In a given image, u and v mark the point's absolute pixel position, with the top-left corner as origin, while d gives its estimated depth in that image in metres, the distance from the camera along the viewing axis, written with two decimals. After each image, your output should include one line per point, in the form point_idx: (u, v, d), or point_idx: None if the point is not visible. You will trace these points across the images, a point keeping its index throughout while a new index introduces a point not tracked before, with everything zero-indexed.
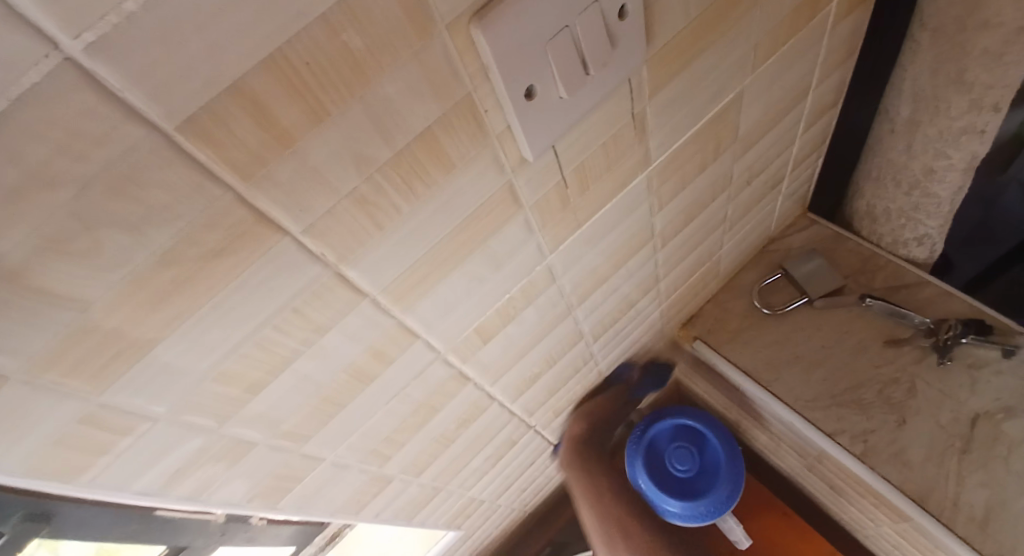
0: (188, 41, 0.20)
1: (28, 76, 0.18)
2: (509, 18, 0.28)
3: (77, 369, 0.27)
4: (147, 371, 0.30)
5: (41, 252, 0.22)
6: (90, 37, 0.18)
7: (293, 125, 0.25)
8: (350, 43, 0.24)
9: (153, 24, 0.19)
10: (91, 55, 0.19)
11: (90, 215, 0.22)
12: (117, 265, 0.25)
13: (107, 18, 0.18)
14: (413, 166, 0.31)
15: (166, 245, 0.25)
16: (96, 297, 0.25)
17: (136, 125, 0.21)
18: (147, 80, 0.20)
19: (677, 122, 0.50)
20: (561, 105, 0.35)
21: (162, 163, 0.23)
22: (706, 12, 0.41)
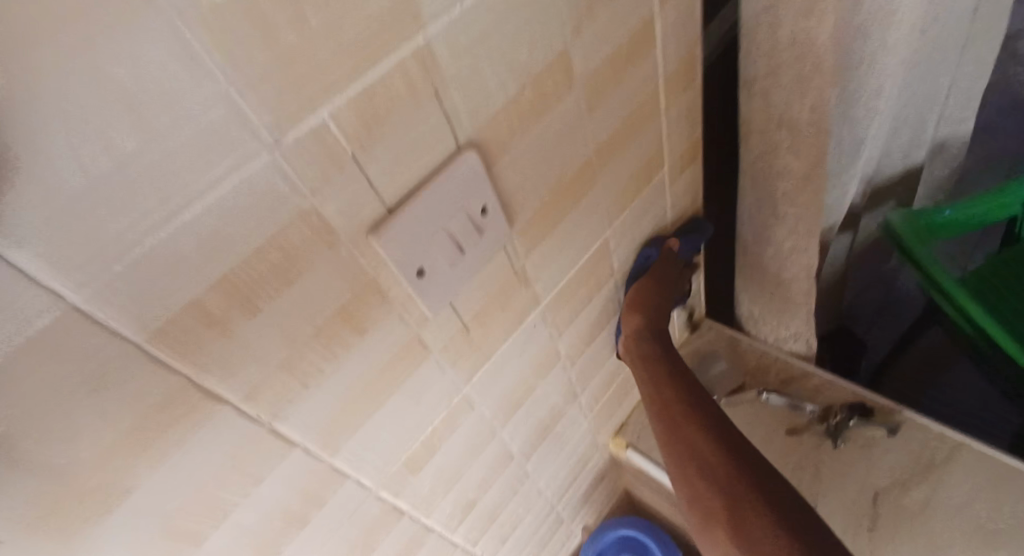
0: (156, 280, 0.29)
1: (40, 320, 0.26)
2: (397, 228, 0.38)
3: (60, 527, 0.32)
4: (113, 526, 0.35)
5: (41, 438, 0.29)
6: (88, 289, 0.27)
7: (232, 321, 0.33)
8: (273, 259, 0.33)
9: (132, 276, 0.28)
10: (89, 301, 0.27)
11: (78, 408, 0.29)
12: (94, 442, 0.31)
13: (101, 277, 0.27)
14: (332, 335, 0.40)
15: (133, 420, 0.32)
16: (83, 467, 0.32)
17: (116, 340, 0.29)
18: (126, 309, 0.29)
19: (558, 267, 0.62)
20: (449, 275, 0.45)
21: (131, 364, 0.30)
22: (560, 188, 0.53)
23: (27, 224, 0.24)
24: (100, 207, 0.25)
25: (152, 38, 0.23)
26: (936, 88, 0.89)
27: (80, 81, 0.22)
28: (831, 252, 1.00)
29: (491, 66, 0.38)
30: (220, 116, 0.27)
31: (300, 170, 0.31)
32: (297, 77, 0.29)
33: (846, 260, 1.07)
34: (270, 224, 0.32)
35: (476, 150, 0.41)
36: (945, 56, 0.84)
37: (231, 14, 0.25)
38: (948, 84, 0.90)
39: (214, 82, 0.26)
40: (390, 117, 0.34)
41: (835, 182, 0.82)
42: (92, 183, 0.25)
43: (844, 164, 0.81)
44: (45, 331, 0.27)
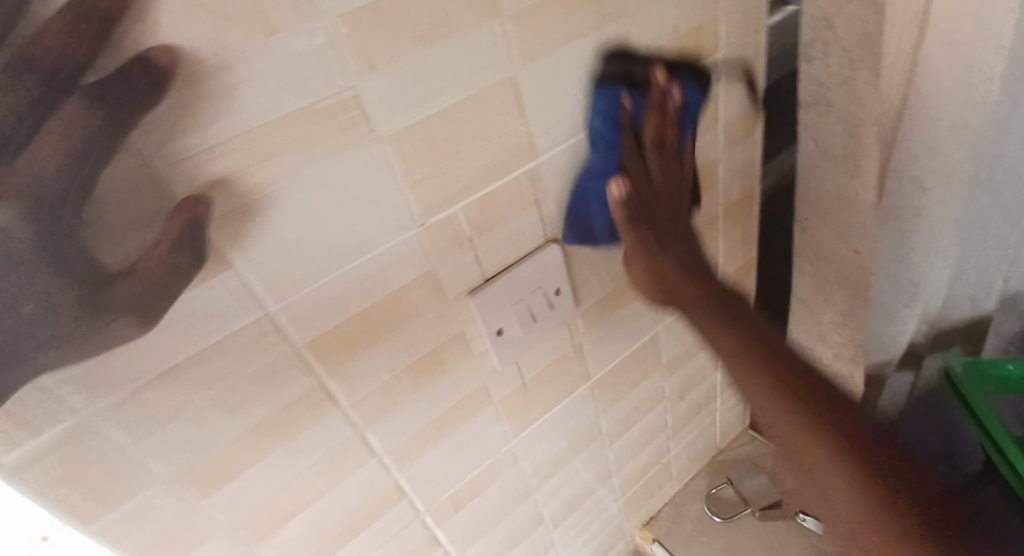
0: (325, 304, 0.38)
1: (245, 318, 0.35)
2: (490, 292, 0.48)
3: (200, 479, 0.40)
4: (236, 486, 0.42)
5: (212, 404, 0.37)
6: (282, 303, 0.36)
7: (359, 343, 0.42)
8: (398, 299, 0.43)
9: (311, 299, 0.37)
10: (280, 312, 0.36)
11: (242, 387, 0.38)
12: (243, 414, 0.39)
13: (293, 297, 0.36)
14: (422, 370, 0.49)
15: (277, 405, 0.40)
16: (228, 433, 0.39)
17: (284, 341, 0.38)
18: (300, 322, 0.38)
19: (610, 349, 0.70)
20: (520, 338, 0.54)
21: (285, 365, 0.39)
22: (621, 283, 0.63)
23: (260, 259, 0.33)
24: (299, 260, 0.35)
25: (363, 153, 0.34)
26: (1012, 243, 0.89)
27: (315, 171, 0.33)
28: (891, 386, 1.03)
29: None
30: (389, 205, 0.37)
31: (429, 246, 0.42)
32: (444, 184, 0.40)
33: (907, 398, 1.09)
34: (400, 280, 0.42)
35: (558, 245, 0.52)
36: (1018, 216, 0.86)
37: (413, 143, 0.36)
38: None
39: (392, 183, 0.36)
40: (500, 215, 0.45)
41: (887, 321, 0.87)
42: (298, 239, 0.34)
43: (905, 304, 0.85)
44: (239, 334, 0.35)
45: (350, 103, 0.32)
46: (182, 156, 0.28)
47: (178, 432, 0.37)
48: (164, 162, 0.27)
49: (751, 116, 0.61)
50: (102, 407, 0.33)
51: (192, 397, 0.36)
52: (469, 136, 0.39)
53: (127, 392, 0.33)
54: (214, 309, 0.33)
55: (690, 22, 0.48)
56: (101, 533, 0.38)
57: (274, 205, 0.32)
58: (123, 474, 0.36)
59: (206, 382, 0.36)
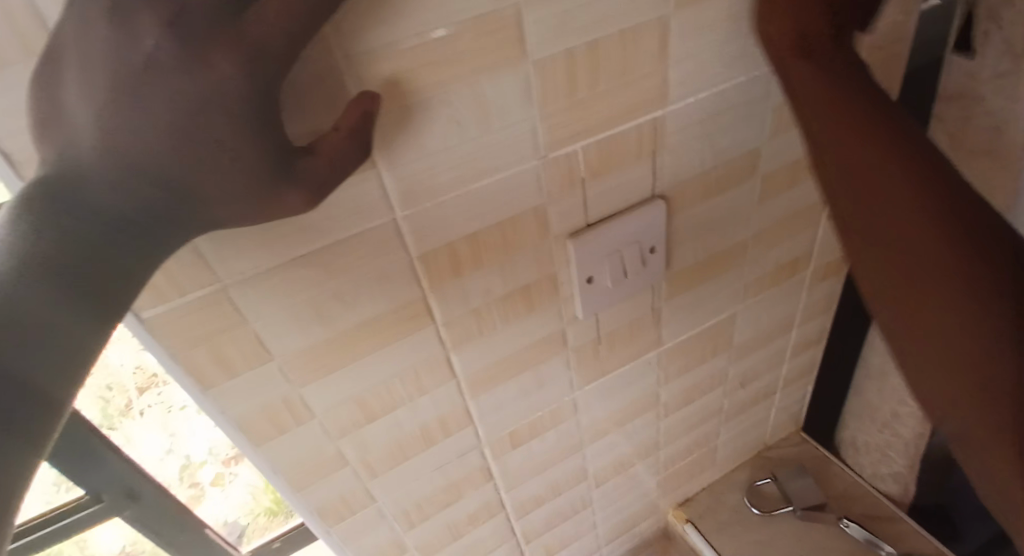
0: (445, 220, 0.40)
1: (376, 221, 0.37)
2: (591, 239, 0.49)
3: (307, 367, 0.43)
4: (335, 379, 0.45)
5: (329, 300, 0.39)
6: (409, 212, 0.38)
7: (466, 266, 0.43)
8: (506, 228, 0.43)
9: (434, 212, 0.39)
10: (405, 221, 0.38)
11: (357, 288, 0.40)
12: (354, 314, 0.41)
13: (419, 207, 0.38)
14: (514, 306, 0.49)
15: (383, 312, 0.42)
16: (336, 330, 0.41)
17: (402, 251, 0.39)
18: (421, 234, 0.39)
19: (687, 320, 0.70)
20: (608, 291, 0.54)
21: (398, 277, 0.41)
22: (715, 254, 0.63)
23: (398, 163, 0.35)
24: (437, 172, 0.37)
25: (511, 75, 0.35)
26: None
27: (464, 83, 0.34)
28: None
29: (697, 146, 0.49)
30: (522, 132, 0.38)
31: (547, 182, 0.43)
32: (574, 118, 0.40)
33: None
34: (516, 209, 0.43)
35: (663, 202, 0.51)
36: None
37: (556, 72, 0.37)
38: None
39: (529, 109, 0.37)
40: (618, 161, 0.45)
41: None
42: (434, 149, 0.36)
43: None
44: (364, 235, 0.37)
45: (509, 21, 0.33)
46: (357, 49, 0.30)
47: (297, 319, 0.39)
48: (343, 52, 0.30)
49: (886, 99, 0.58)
50: (237, 281, 0.36)
51: (315, 289, 0.38)
52: (607, 75, 0.39)
53: (255, 270, 0.36)
54: (349, 207, 0.35)
55: None
56: (215, 398, 0.41)
57: (425, 112, 0.34)
58: (244, 347, 0.39)
59: (327, 276, 0.38)
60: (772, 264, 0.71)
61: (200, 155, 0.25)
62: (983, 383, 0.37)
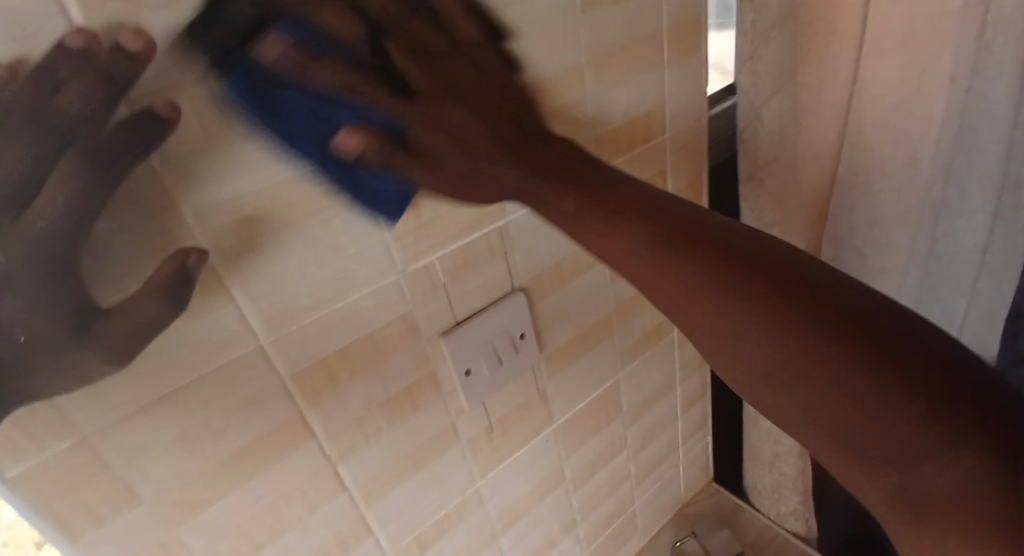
0: (312, 338, 0.42)
1: (240, 348, 0.39)
2: (461, 334, 0.53)
3: (182, 504, 0.42)
4: (214, 512, 0.44)
5: (200, 430, 0.40)
6: (273, 336, 0.40)
7: (340, 377, 0.45)
8: (375, 336, 0.46)
9: (299, 333, 0.41)
10: (270, 345, 0.40)
11: (229, 414, 0.41)
12: (228, 441, 0.42)
13: (283, 330, 0.40)
14: (397, 409, 0.51)
15: (259, 434, 0.43)
16: (210, 460, 0.41)
17: (272, 373, 0.41)
18: (289, 354, 0.41)
19: (573, 393, 0.75)
20: (488, 380, 0.57)
21: (272, 398, 0.42)
22: (584, 330, 0.69)
23: (257, 292, 0.38)
24: (297, 295, 0.40)
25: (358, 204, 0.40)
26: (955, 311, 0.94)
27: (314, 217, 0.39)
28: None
29: (544, 242, 0.56)
30: (377, 250, 0.43)
31: (411, 290, 0.47)
32: (425, 233, 0.45)
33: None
34: (382, 318, 0.46)
35: (524, 292, 0.57)
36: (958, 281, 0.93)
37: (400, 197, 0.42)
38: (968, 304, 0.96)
39: (380, 231, 0.42)
40: (474, 264, 0.51)
41: None
42: (291, 277, 0.39)
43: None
44: (230, 362, 0.39)
45: None
46: (208, 200, 0.34)
47: (167, 455, 0.39)
48: (189, 206, 0.34)
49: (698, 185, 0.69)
50: (100, 426, 0.36)
51: (183, 422, 0.39)
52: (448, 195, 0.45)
53: (122, 415, 0.36)
54: (212, 338, 0.38)
55: (639, 108, 0.58)
56: None
57: (280, 243, 0.38)
58: (110, 494, 0.38)
59: (197, 407, 0.39)
60: (640, 330, 0.79)
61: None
62: (870, 450, 0.35)
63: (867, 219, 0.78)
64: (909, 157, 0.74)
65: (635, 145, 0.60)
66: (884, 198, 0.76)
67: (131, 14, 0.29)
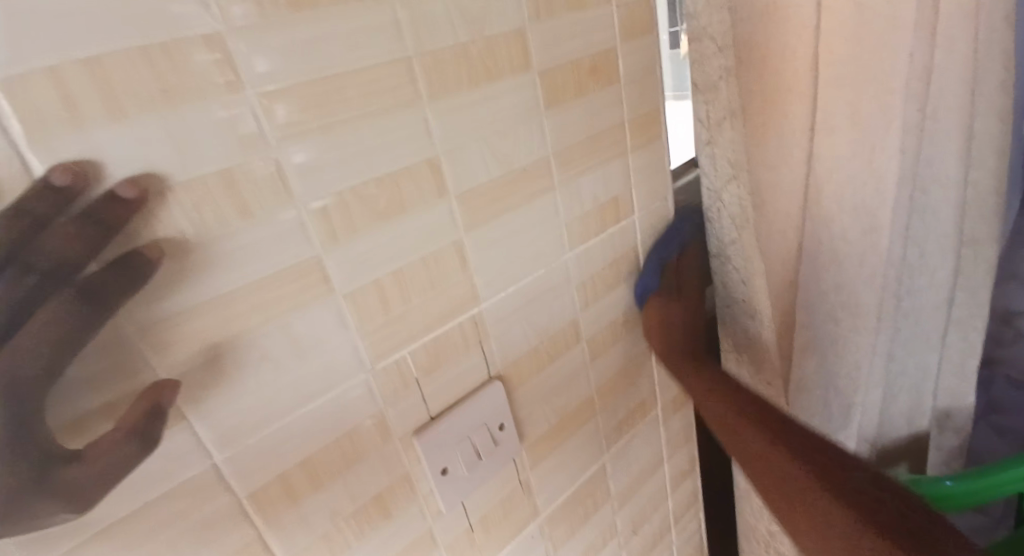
0: (270, 452, 0.39)
1: (191, 471, 0.36)
2: (436, 431, 0.50)
3: None
4: None
5: None
6: (228, 454, 0.37)
7: (303, 490, 0.42)
8: (341, 442, 0.43)
9: (257, 447, 0.38)
10: (225, 463, 0.37)
11: (176, 547, 0.37)
12: None
13: (238, 445, 0.37)
14: (367, 518, 0.47)
15: None
16: None
17: (226, 494, 0.38)
18: (244, 472, 0.38)
19: (558, 482, 0.71)
20: (466, 478, 0.54)
21: (226, 522, 0.38)
22: (566, 414, 0.67)
23: (210, 407, 0.35)
24: (254, 408, 0.37)
25: (323, 308, 0.39)
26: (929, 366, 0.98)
27: (274, 324, 0.37)
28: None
29: (519, 328, 0.55)
30: (344, 352, 0.41)
31: (380, 389, 0.45)
32: (393, 331, 0.44)
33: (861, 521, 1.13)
34: (350, 422, 0.43)
35: (501, 381, 0.55)
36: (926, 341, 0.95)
37: (367, 298, 0.41)
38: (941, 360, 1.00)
39: (347, 333, 0.41)
40: (447, 356, 0.49)
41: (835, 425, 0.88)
42: (250, 388, 0.37)
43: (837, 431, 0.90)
44: (180, 486, 0.36)
45: (311, 268, 0.37)
46: (162, 314, 0.32)
47: None
48: (138, 326, 0.31)
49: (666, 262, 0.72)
50: None
51: None
52: (418, 291, 0.44)
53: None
54: (162, 461, 0.34)
55: (607, 194, 0.58)
56: None
57: (237, 355, 0.35)
58: None
59: (139, 540, 0.35)
60: (623, 409, 0.77)
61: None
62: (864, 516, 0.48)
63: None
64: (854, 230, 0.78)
65: (606, 228, 0.61)
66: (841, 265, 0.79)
67: (85, 135, 0.28)
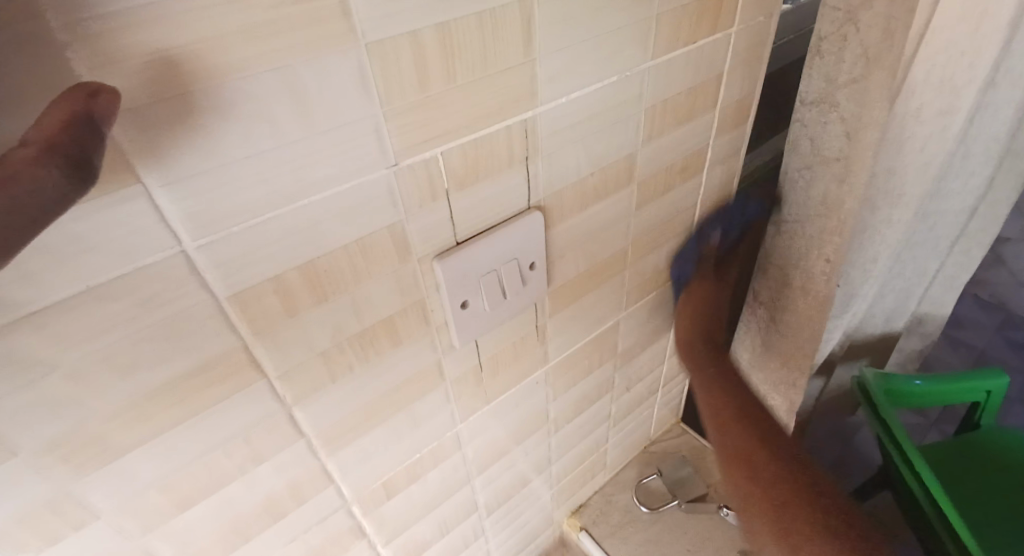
0: (259, 247, 0.30)
1: (153, 256, 0.27)
2: (463, 256, 0.41)
3: (74, 455, 0.31)
4: (118, 466, 0.33)
5: (95, 365, 0.29)
6: (203, 239, 0.28)
7: (301, 301, 0.34)
8: (349, 250, 0.34)
9: (241, 239, 0.29)
10: (199, 253, 0.29)
11: (140, 344, 0.30)
12: (137, 377, 0.30)
13: (217, 232, 0.28)
14: (370, 342, 0.41)
15: (185, 370, 0.32)
16: (113, 402, 0.30)
17: (204, 290, 0.30)
18: (224, 266, 0.30)
19: (571, 333, 0.65)
20: (486, 314, 0.47)
21: (197, 324, 0.31)
22: (597, 263, 0.59)
23: (176, 167, 0.26)
24: (246, 185, 0.28)
25: (339, 64, 0.28)
26: (925, 267, 1.02)
27: (268, 68, 0.26)
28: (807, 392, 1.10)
29: (573, 151, 0.44)
30: (362, 133, 0.31)
31: (404, 195, 0.35)
32: (427, 119, 0.33)
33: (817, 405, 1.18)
34: (363, 228, 0.34)
35: (541, 213, 0.46)
36: (938, 243, 0.98)
37: (400, 61, 0.30)
38: (940, 262, 1.04)
39: (368, 106, 0.30)
40: (488, 168, 0.39)
41: (845, 311, 0.92)
42: (232, 156, 0.27)
43: (836, 316, 0.91)
44: (141, 271, 0.27)
45: None
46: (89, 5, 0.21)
47: (43, 393, 0.28)
48: (57, 7, 0.20)
49: (747, 105, 0.59)
50: None
51: (67, 351, 0.27)
52: (465, 69, 0.33)
53: None
54: (117, 234, 0.26)
55: None
56: None
57: (217, 105, 0.25)
58: None
59: (92, 328, 0.28)
60: (653, 266, 0.69)
61: None
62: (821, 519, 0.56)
63: (891, 167, 0.71)
64: (948, 104, 0.67)
65: (698, 40, 0.48)
66: (915, 146, 0.70)
67: None
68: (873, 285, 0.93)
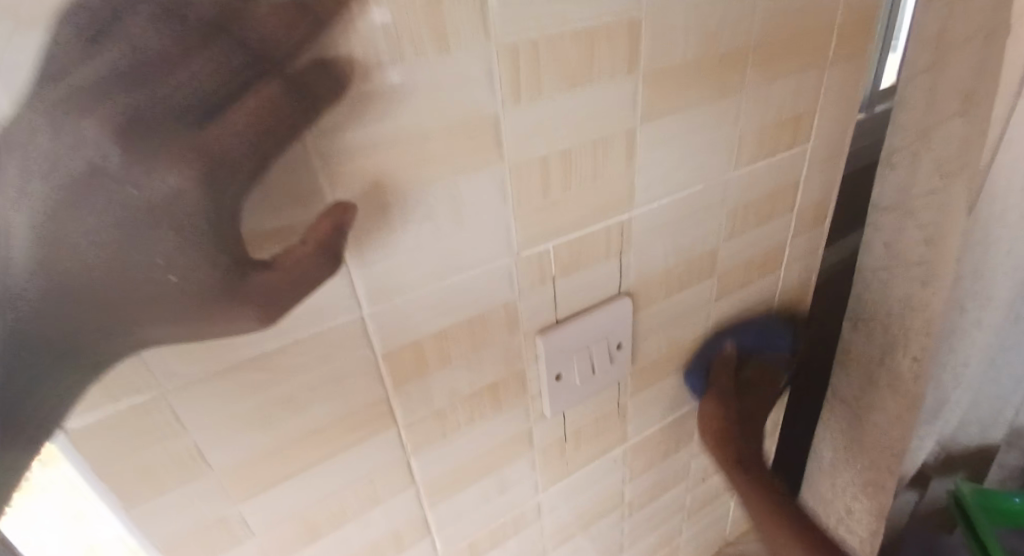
0: (413, 318, 0.38)
1: (340, 322, 0.35)
2: (561, 332, 0.47)
3: (248, 478, 0.38)
4: (276, 492, 0.39)
5: (279, 404, 0.36)
6: (376, 310, 0.36)
7: (432, 363, 0.41)
8: (474, 322, 0.41)
9: (402, 311, 0.37)
10: (371, 321, 0.36)
11: (314, 390, 0.37)
12: (305, 416, 0.38)
13: (387, 305, 0.36)
14: (477, 404, 0.46)
15: (339, 414, 0.39)
16: (285, 435, 0.38)
17: (367, 350, 0.37)
18: (386, 331, 0.37)
19: (649, 414, 0.68)
20: (576, 387, 0.52)
21: (356, 376, 0.38)
22: (677, 347, 0.62)
23: (370, 257, 0.34)
24: (411, 269, 0.36)
25: (490, 177, 0.36)
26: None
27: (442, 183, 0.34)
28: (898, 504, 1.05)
29: (660, 245, 0.50)
30: (498, 228, 0.38)
31: (519, 278, 0.42)
32: (546, 219, 0.40)
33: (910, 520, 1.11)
34: (488, 304, 0.41)
35: (629, 298, 0.51)
36: None
37: (532, 174, 0.37)
38: None
39: (505, 208, 0.38)
40: (588, 258, 0.45)
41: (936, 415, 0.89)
42: (407, 247, 0.35)
43: (925, 420, 0.88)
44: (327, 332, 0.35)
45: (488, 126, 0.34)
46: (338, 144, 0.29)
47: (241, 423, 0.35)
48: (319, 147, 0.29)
49: (825, 206, 0.64)
50: (184, 382, 0.32)
51: (264, 391, 0.35)
52: (579, 180, 0.40)
53: (197, 375, 0.32)
54: (320, 304, 0.34)
55: (792, 108, 0.51)
56: (136, 518, 0.35)
57: (404, 210, 0.33)
58: (177, 459, 0.34)
59: (284, 374, 0.35)
60: None
61: (117, 280, 0.23)
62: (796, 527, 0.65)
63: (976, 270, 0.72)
64: None
65: (777, 152, 0.54)
66: (999, 250, 0.71)
67: None
68: (966, 390, 0.90)
